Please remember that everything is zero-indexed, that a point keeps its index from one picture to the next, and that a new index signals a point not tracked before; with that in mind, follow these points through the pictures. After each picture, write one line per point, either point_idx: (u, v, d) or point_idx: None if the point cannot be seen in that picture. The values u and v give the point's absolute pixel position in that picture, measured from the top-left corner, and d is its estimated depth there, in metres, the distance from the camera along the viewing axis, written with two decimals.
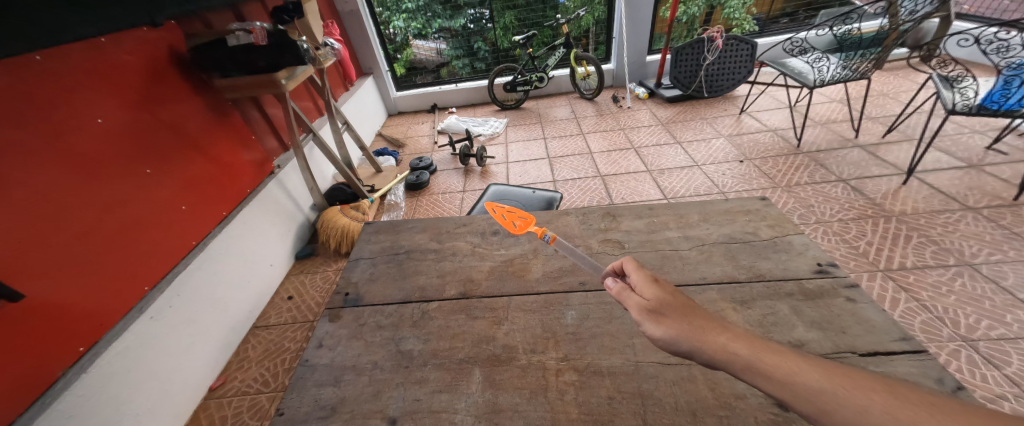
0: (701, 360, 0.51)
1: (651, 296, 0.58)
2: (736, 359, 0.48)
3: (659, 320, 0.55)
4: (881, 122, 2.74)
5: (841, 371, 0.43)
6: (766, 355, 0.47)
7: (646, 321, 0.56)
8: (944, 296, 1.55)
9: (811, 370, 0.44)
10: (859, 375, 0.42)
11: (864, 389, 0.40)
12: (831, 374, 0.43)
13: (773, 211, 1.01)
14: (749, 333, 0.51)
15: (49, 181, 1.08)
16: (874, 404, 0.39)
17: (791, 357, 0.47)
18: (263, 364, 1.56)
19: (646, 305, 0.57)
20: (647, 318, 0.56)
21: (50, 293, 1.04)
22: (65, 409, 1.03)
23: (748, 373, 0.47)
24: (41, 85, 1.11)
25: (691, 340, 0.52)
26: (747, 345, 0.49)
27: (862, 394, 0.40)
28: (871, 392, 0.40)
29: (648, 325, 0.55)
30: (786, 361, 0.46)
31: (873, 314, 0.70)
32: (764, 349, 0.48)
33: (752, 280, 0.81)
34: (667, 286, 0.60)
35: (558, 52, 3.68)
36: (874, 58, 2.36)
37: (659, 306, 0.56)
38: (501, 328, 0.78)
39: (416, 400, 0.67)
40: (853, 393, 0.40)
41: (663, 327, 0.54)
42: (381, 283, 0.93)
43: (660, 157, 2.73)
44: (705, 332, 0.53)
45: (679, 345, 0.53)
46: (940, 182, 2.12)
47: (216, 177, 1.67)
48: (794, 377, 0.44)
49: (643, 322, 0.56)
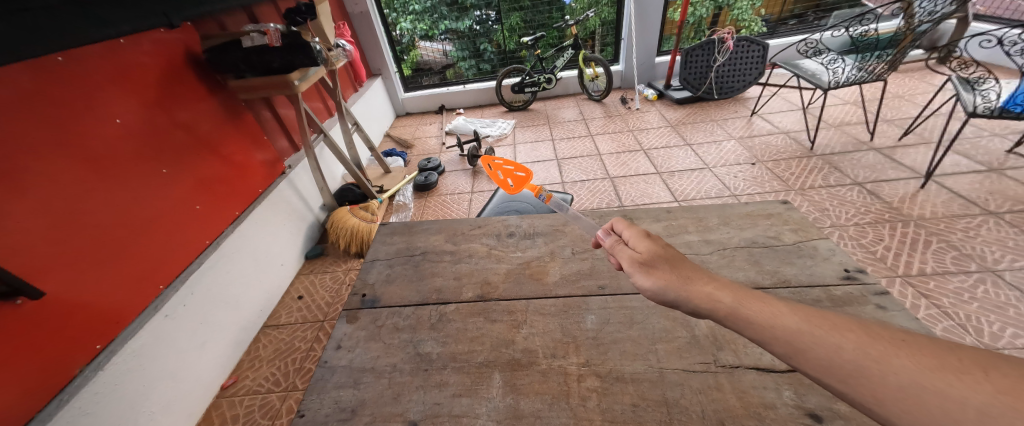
0: (686, 308, 0.55)
1: (643, 250, 0.62)
2: (720, 306, 0.51)
3: (649, 272, 0.59)
4: (897, 125, 2.69)
5: (818, 312, 0.46)
6: (749, 302, 0.50)
7: (637, 272, 0.60)
8: (966, 303, 1.51)
9: (790, 313, 0.47)
10: (833, 315, 0.45)
11: (840, 329, 0.43)
12: (808, 316, 0.46)
13: (795, 215, 0.99)
14: (734, 283, 0.54)
15: (68, 180, 1.09)
16: (847, 341, 0.42)
17: (771, 303, 0.49)
18: (274, 363, 1.56)
19: (639, 259, 0.61)
20: (638, 270, 0.60)
21: (69, 290, 1.05)
22: (82, 406, 1.03)
23: (730, 320, 0.50)
24: (63, 86, 1.13)
25: (678, 288, 0.56)
26: (731, 293, 0.52)
27: (837, 333, 0.43)
28: (846, 331, 0.43)
29: (637, 275, 0.60)
30: (766, 306, 0.49)
31: (905, 322, 0.69)
32: (745, 296, 0.51)
33: (777, 286, 0.80)
34: (660, 241, 0.64)
35: (566, 54, 3.66)
36: (889, 60, 2.31)
37: (651, 259, 0.60)
38: (520, 332, 0.77)
39: (436, 403, 0.66)
40: (830, 333, 0.43)
41: (652, 277, 0.58)
42: (398, 285, 0.93)
43: (670, 159, 2.71)
44: (692, 282, 0.56)
45: (666, 295, 0.57)
46: (960, 186, 2.07)
47: (229, 177, 1.68)
48: (776, 320, 0.47)
49: (635, 272, 0.60)
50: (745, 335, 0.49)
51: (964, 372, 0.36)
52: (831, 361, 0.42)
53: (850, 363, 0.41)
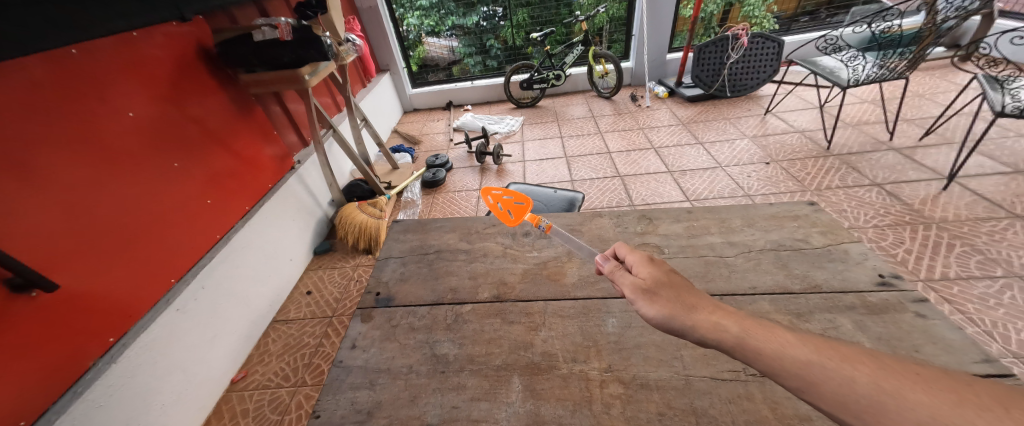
0: (692, 338, 0.53)
1: (646, 276, 0.60)
2: (726, 336, 0.50)
3: (652, 300, 0.57)
4: (918, 124, 2.62)
5: (827, 343, 0.45)
6: (755, 331, 0.49)
7: (640, 299, 0.58)
8: (992, 309, 1.46)
9: (799, 344, 0.46)
10: (845, 348, 0.44)
11: (851, 361, 0.42)
12: (817, 347, 0.45)
13: (824, 217, 0.96)
14: (739, 312, 0.53)
15: (83, 172, 1.09)
16: (860, 374, 0.41)
17: (780, 332, 0.48)
18: (284, 358, 1.56)
19: (642, 286, 0.59)
20: (640, 297, 0.58)
21: (83, 282, 1.05)
22: (96, 398, 1.03)
23: (737, 350, 0.49)
24: (76, 78, 1.12)
25: (682, 317, 0.54)
26: (736, 322, 0.51)
27: (849, 365, 0.42)
28: (858, 363, 0.42)
29: (639, 303, 0.57)
30: (774, 335, 0.48)
31: (947, 332, 0.65)
32: (752, 325, 0.50)
33: (808, 291, 0.76)
34: (664, 268, 0.62)
35: (576, 50, 3.60)
36: (911, 57, 2.23)
37: (654, 286, 0.58)
38: (538, 335, 0.75)
39: (454, 407, 0.64)
40: (841, 365, 0.42)
41: (655, 306, 0.56)
42: (413, 283, 0.91)
43: (682, 157, 2.67)
44: (696, 311, 0.54)
45: (671, 324, 0.55)
46: (984, 188, 2.01)
47: (239, 171, 1.68)
48: (783, 350, 0.46)
49: (637, 301, 0.58)
50: (754, 365, 0.47)
51: (985, 407, 0.34)
52: (844, 396, 0.41)
53: (863, 398, 0.39)
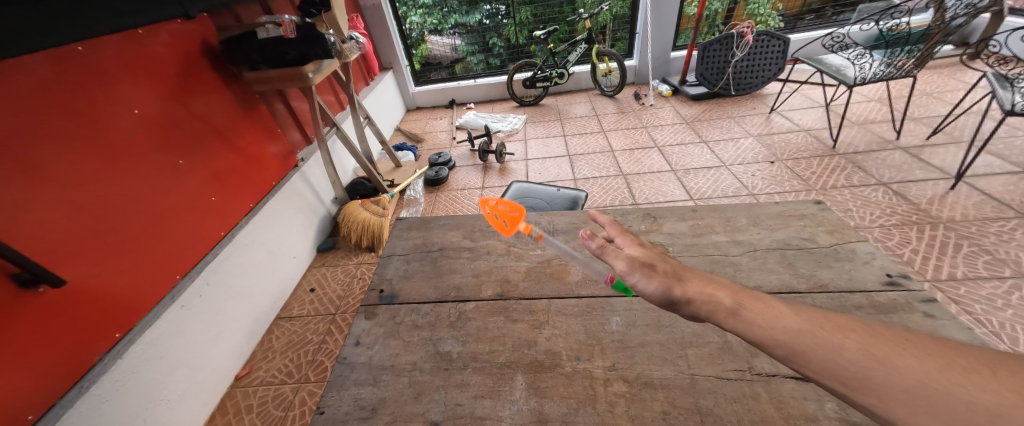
0: (687, 311, 0.53)
1: (640, 253, 0.60)
2: (721, 307, 0.50)
3: (650, 275, 0.55)
4: (926, 123, 2.59)
5: (820, 314, 0.45)
6: (749, 303, 0.50)
7: (637, 273, 0.55)
8: (1000, 310, 1.44)
9: (791, 315, 0.46)
10: (837, 318, 0.45)
11: (844, 330, 0.43)
12: (809, 317, 0.46)
13: (830, 216, 0.95)
14: (731, 285, 0.53)
15: (89, 168, 1.09)
16: (849, 341, 0.41)
17: (772, 304, 0.49)
18: (287, 355, 1.57)
19: (637, 261, 0.57)
20: (637, 271, 0.55)
21: (90, 278, 1.06)
22: (103, 393, 1.04)
23: (730, 320, 0.49)
24: (82, 75, 1.13)
25: (679, 291, 0.54)
26: (730, 295, 0.51)
27: (839, 333, 0.42)
28: (848, 331, 0.42)
29: (637, 277, 0.55)
30: (767, 307, 0.49)
31: (956, 332, 0.64)
32: (745, 297, 0.50)
33: (814, 291, 0.76)
34: (654, 247, 0.62)
35: (579, 48, 3.58)
36: (918, 55, 2.20)
37: (649, 261, 0.57)
38: (542, 333, 0.75)
39: (458, 404, 0.64)
40: (831, 334, 0.43)
41: (654, 280, 0.54)
42: (416, 281, 0.91)
43: (685, 156, 2.65)
44: (691, 285, 0.54)
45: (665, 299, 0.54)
46: (992, 188, 1.98)
47: (243, 169, 1.68)
48: (776, 321, 0.46)
49: (633, 276, 0.55)
50: (745, 336, 0.48)
51: (972, 372, 0.35)
52: (832, 362, 0.41)
53: (852, 364, 0.40)
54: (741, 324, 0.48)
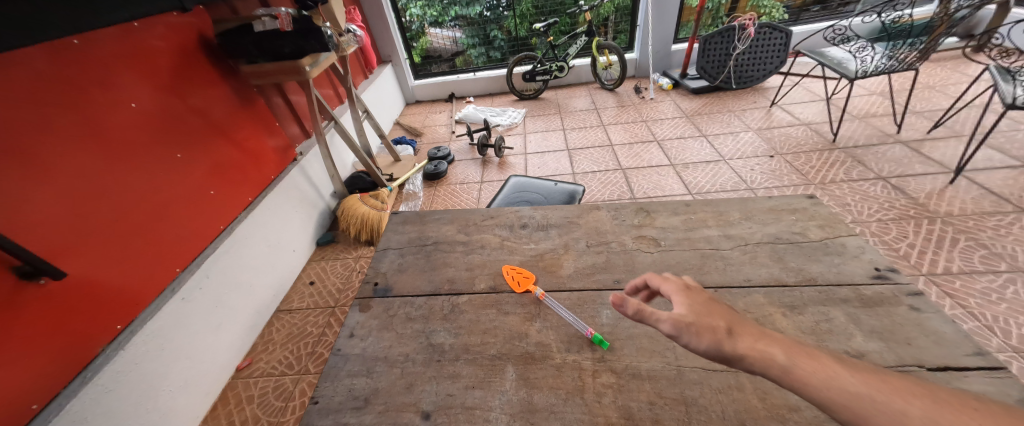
0: (738, 366, 0.50)
1: (688, 306, 0.57)
2: (770, 362, 0.48)
3: (699, 333, 0.53)
4: (927, 117, 2.57)
5: (881, 375, 0.43)
6: (801, 358, 0.47)
7: (686, 333, 0.54)
8: (994, 303, 1.45)
9: (851, 375, 0.44)
10: (901, 381, 0.42)
11: (906, 395, 0.41)
12: (869, 378, 0.44)
13: (822, 210, 0.95)
14: (786, 338, 0.51)
15: (86, 162, 1.10)
16: (916, 408, 0.39)
17: (828, 362, 0.46)
18: (287, 347, 1.59)
19: (685, 319, 0.55)
20: (686, 331, 0.54)
21: (90, 271, 1.07)
22: (105, 383, 1.06)
23: (781, 376, 0.47)
24: (78, 68, 1.13)
25: (728, 344, 0.51)
26: (781, 348, 0.49)
27: (903, 399, 0.41)
28: (912, 397, 0.40)
29: (687, 337, 0.53)
30: (824, 366, 0.46)
31: (940, 325, 0.65)
32: (797, 352, 0.48)
33: (802, 284, 0.77)
34: (702, 296, 0.60)
35: (579, 40, 3.55)
36: (922, 48, 2.16)
37: (697, 317, 0.55)
38: (533, 325, 0.76)
39: (449, 395, 0.65)
40: (895, 398, 0.41)
41: (703, 339, 0.52)
42: (411, 274, 0.92)
43: (684, 150, 2.65)
44: (738, 336, 0.52)
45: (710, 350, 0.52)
46: (992, 182, 1.98)
47: (242, 163, 1.69)
48: (832, 381, 0.44)
49: (683, 336, 0.54)
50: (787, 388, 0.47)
51: None
52: None
53: None
54: (793, 383, 0.46)
